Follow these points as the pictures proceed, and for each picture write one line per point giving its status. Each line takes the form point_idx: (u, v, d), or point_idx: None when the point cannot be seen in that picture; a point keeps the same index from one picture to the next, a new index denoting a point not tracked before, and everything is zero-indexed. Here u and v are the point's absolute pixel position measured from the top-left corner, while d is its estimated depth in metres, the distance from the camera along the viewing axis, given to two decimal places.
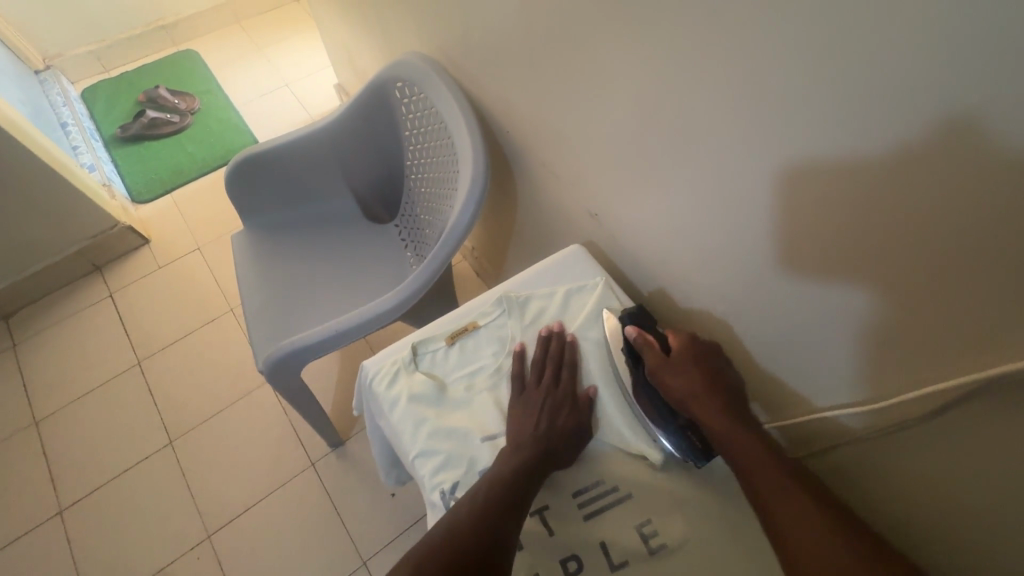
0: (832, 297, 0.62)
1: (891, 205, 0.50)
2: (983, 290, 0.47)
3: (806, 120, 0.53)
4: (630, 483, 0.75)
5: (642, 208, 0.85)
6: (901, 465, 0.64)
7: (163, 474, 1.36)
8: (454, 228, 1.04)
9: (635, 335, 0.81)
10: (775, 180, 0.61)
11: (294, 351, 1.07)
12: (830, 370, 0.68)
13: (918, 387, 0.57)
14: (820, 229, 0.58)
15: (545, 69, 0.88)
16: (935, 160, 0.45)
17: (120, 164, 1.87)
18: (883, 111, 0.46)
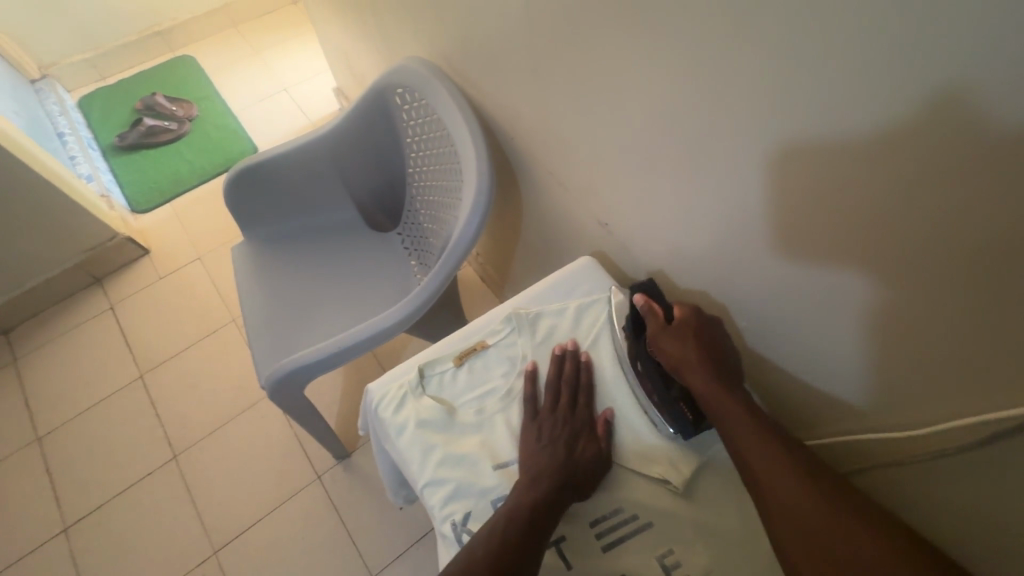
0: (901, 310, 0.48)
1: (981, 199, 0.38)
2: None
3: (864, 88, 0.40)
4: (656, 511, 0.56)
5: (646, 202, 0.73)
6: (961, 502, 0.52)
7: (168, 490, 1.33)
8: (458, 240, 0.88)
9: (643, 302, 0.62)
10: (825, 162, 0.47)
11: (290, 373, 0.90)
12: (919, 435, 0.53)
13: (1020, 431, 0.44)
14: (892, 221, 0.44)
15: (534, 46, 0.75)
16: (957, 148, 0.37)
17: (118, 173, 1.84)
18: (894, 88, 0.38)
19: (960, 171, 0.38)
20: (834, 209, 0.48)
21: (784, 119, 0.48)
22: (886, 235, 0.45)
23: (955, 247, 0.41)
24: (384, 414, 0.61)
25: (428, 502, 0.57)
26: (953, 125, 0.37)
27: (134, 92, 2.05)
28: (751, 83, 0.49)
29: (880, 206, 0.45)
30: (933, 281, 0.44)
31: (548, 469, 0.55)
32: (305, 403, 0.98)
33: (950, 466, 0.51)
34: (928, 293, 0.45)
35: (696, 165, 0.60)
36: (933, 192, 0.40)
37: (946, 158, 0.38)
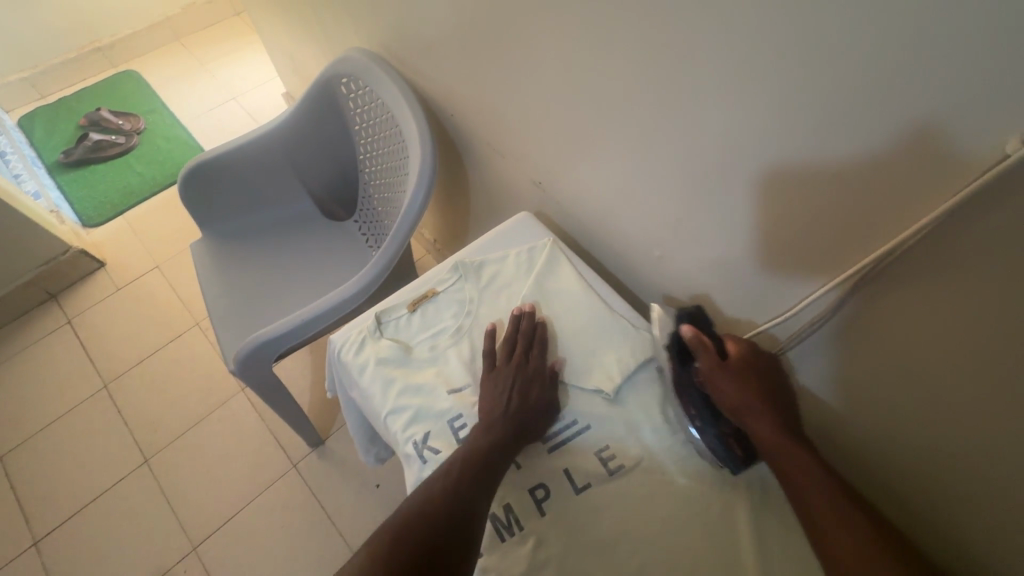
0: (771, 214, 0.58)
1: (808, 104, 0.48)
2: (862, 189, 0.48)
3: (721, 22, 0.50)
4: (593, 416, 0.65)
5: (576, 161, 0.82)
6: (841, 376, 0.63)
7: (142, 493, 1.34)
8: (409, 211, 0.95)
9: (692, 335, 0.62)
10: (700, 92, 0.56)
11: (259, 349, 0.95)
12: (801, 327, 0.63)
13: (866, 302, 0.55)
14: (756, 137, 0.54)
15: (467, 32, 0.83)
16: (791, 75, 0.47)
17: (66, 190, 1.82)
18: (748, 33, 0.48)
19: (794, 81, 0.48)
20: (713, 132, 0.58)
21: (668, 58, 0.57)
22: (753, 150, 0.55)
23: (798, 151, 0.51)
24: (345, 357, 0.67)
25: (391, 430, 0.64)
26: (782, 45, 0.46)
27: (77, 108, 2.03)
28: (640, 30, 0.58)
29: (745, 124, 0.54)
30: (789, 181, 0.54)
31: (502, 416, 0.60)
32: (275, 382, 1.03)
33: (822, 343, 0.62)
34: (787, 194, 0.55)
35: (609, 114, 0.70)
36: (775, 106, 0.50)
37: (780, 75, 0.48)
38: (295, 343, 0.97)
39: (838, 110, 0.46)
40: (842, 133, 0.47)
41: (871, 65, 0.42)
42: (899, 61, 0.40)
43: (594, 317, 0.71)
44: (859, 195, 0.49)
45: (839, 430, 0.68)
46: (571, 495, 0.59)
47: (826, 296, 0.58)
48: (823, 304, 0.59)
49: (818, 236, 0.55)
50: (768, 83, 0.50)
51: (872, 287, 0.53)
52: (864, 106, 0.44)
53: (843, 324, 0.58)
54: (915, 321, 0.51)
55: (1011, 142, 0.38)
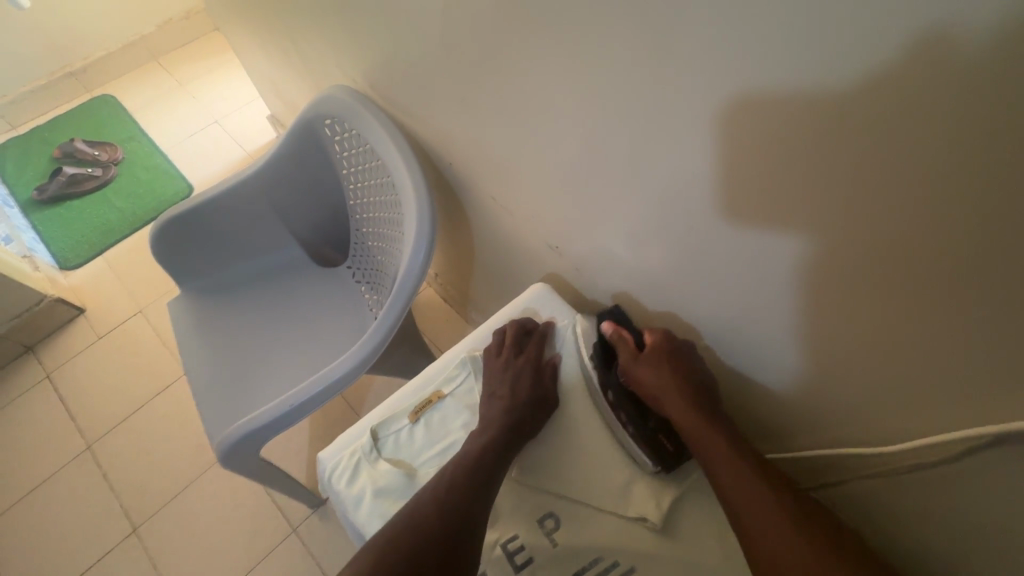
0: (866, 328, 0.47)
1: (947, 222, 0.36)
2: (1009, 322, 0.37)
3: (819, 108, 0.38)
4: (636, 555, 0.53)
5: (600, 224, 0.70)
6: (946, 510, 0.51)
7: (131, 567, 1.24)
8: (408, 274, 0.84)
9: (611, 330, 0.63)
10: (778, 184, 0.44)
11: (247, 436, 0.84)
12: (900, 461, 0.52)
13: (994, 444, 0.43)
14: (853, 240, 0.42)
15: (468, 79, 0.72)
16: (913, 182, 0.36)
17: (41, 229, 1.71)
18: (844, 123, 0.37)
19: (924, 190, 0.36)
20: (790, 226, 0.46)
21: (737, 138, 0.45)
22: (846, 256, 0.44)
23: (918, 270, 0.40)
24: (337, 487, 0.56)
25: None
26: (914, 145, 0.34)
27: (51, 139, 1.92)
28: (692, 101, 0.46)
29: (840, 225, 0.42)
30: (900, 303, 0.43)
31: (495, 414, 0.58)
32: (265, 465, 0.92)
33: (927, 484, 0.51)
34: (893, 311, 0.44)
35: (648, 185, 0.58)
36: (891, 215, 0.39)
37: (906, 183, 0.36)
38: (287, 426, 0.86)
39: (992, 234, 0.34)
40: (991, 260, 0.35)
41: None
42: None
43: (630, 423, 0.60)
44: (1008, 336, 0.38)
45: (932, 564, 0.56)
46: None
47: (944, 441, 0.46)
48: (938, 449, 0.47)
49: (935, 365, 0.44)
50: (881, 185, 0.38)
51: (1011, 448, 0.42)
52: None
53: (961, 474, 0.47)
54: None
55: None
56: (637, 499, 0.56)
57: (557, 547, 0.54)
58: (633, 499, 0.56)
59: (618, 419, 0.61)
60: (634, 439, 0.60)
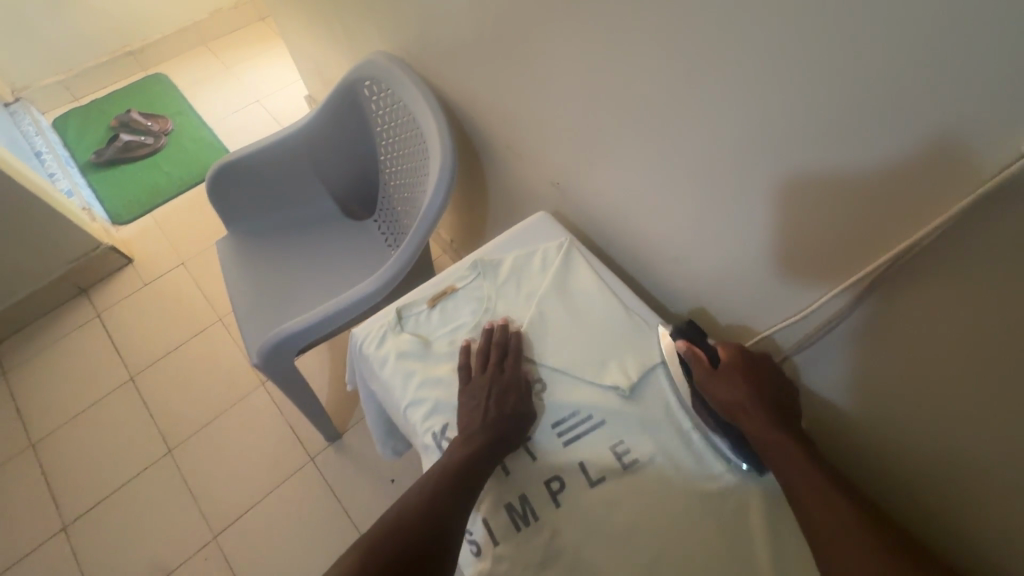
0: (797, 211, 0.60)
1: (837, 109, 0.49)
2: (877, 185, 0.50)
3: (756, 27, 0.51)
4: (606, 411, 0.66)
5: (596, 161, 0.84)
6: (849, 368, 0.64)
7: (165, 482, 1.38)
8: (427, 211, 0.97)
9: (686, 349, 0.67)
10: (730, 93, 0.58)
11: (283, 342, 0.98)
12: (815, 328, 0.65)
13: (870, 293, 0.57)
14: (786, 133, 0.55)
15: (492, 38, 0.86)
16: (815, 79, 0.49)
17: (97, 188, 1.89)
18: (770, 38, 0.51)
19: (830, 78, 0.48)
20: (742, 131, 0.59)
21: (703, 58, 0.58)
22: (782, 149, 0.57)
23: (828, 150, 0.52)
24: (367, 349, 0.70)
25: (411, 421, 0.67)
26: (816, 50, 0.48)
27: (108, 110, 2.11)
28: (665, 36, 0.60)
29: (776, 120, 0.55)
30: (816, 186, 0.56)
31: (476, 431, 0.61)
32: (296, 374, 1.06)
33: (836, 343, 0.64)
34: (815, 191, 0.56)
35: (636, 115, 0.71)
36: (804, 110, 0.52)
37: (813, 81, 0.50)
38: (318, 337, 1.00)
39: (868, 108, 0.47)
40: (870, 132, 0.48)
41: (888, 69, 0.44)
42: (917, 62, 0.42)
43: (607, 315, 0.72)
44: (879, 198, 0.51)
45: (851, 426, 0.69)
46: (584, 487, 0.61)
47: (837, 297, 0.60)
48: (835, 306, 0.61)
49: (838, 238, 0.57)
50: (802, 80, 0.50)
51: (884, 289, 0.55)
52: (885, 106, 0.46)
53: (855, 326, 0.61)
54: (913, 309, 0.53)
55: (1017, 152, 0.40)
56: (613, 372, 0.68)
57: (541, 403, 0.67)
58: (608, 372, 0.68)
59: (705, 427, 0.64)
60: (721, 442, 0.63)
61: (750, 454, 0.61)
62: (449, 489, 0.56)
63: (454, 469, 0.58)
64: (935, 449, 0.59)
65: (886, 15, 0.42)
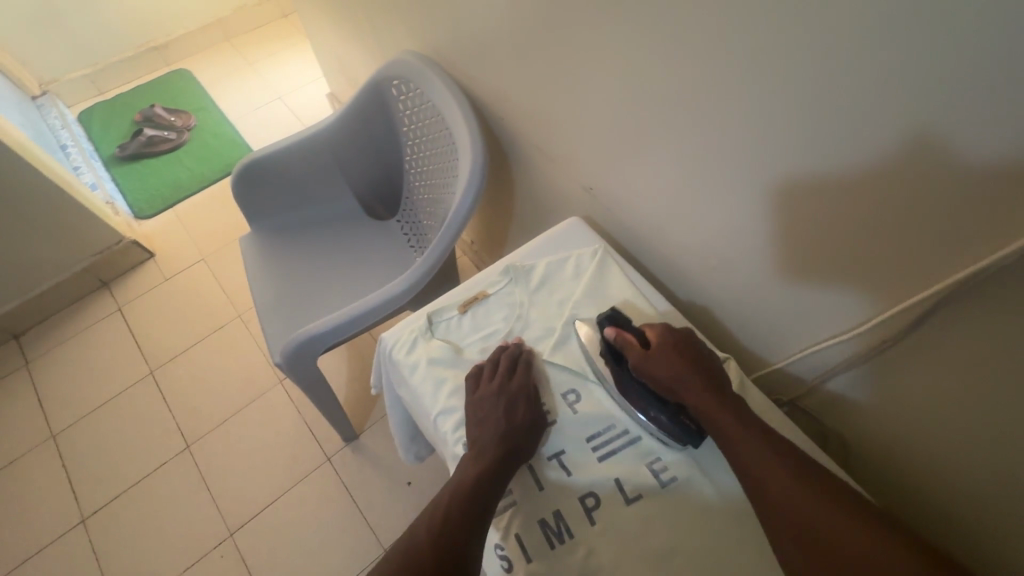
0: (849, 226, 0.57)
1: (901, 123, 0.46)
2: (946, 204, 0.47)
3: (812, 35, 0.49)
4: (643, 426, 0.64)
5: (630, 167, 0.81)
6: (906, 387, 0.62)
7: (182, 478, 1.38)
8: (455, 213, 0.95)
9: (614, 334, 0.65)
10: (780, 102, 0.55)
11: (306, 343, 0.97)
12: (867, 344, 0.63)
13: (933, 312, 0.54)
14: (841, 143, 0.52)
15: (524, 39, 0.84)
16: (876, 91, 0.47)
17: (120, 182, 1.90)
18: (828, 46, 0.48)
19: (896, 87, 0.45)
20: (791, 140, 0.56)
21: (751, 62, 0.55)
22: (834, 160, 0.54)
23: (888, 160, 0.49)
24: (397, 355, 0.69)
25: (441, 430, 0.65)
26: (880, 59, 0.45)
27: (132, 105, 2.13)
28: (712, 41, 0.58)
29: (831, 129, 0.52)
30: (872, 198, 0.53)
31: (489, 442, 0.59)
32: (317, 375, 1.05)
33: (892, 360, 0.62)
34: (870, 204, 0.53)
35: (675, 121, 0.69)
36: (863, 122, 0.49)
37: (874, 93, 0.47)
38: (340, 338, 0.98)
39: (938, 122, 0.44)
40: (938, 147, 0.45)
41: (961, 82, 0.41)
42: (995, 75, 0.39)
43: (644, 325, 0.70)
44: (945, 216, 0.48)
45: (904, 446, 0.67)
46: (621, 504, 0.59)
47: (895, 317, 0.57)
48: (891, 325, 0.58)
49: (897, 256, 0.54)
50: (862, 88, 0.48)
51: (950, 309, 0.53)
52: (956, 121, 0.43)
53: (914, 346, 0.58)
54: (982, 330, 0.51)
55: None
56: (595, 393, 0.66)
57: (576, 415, 0.65)
58: (587, 390, 0.66)
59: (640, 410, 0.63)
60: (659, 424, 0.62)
61: (693, 428, 0.61)
62: (467, 503, 0.55)
63: (469, 483, 0.56)
64: (996, 469, 0.57)
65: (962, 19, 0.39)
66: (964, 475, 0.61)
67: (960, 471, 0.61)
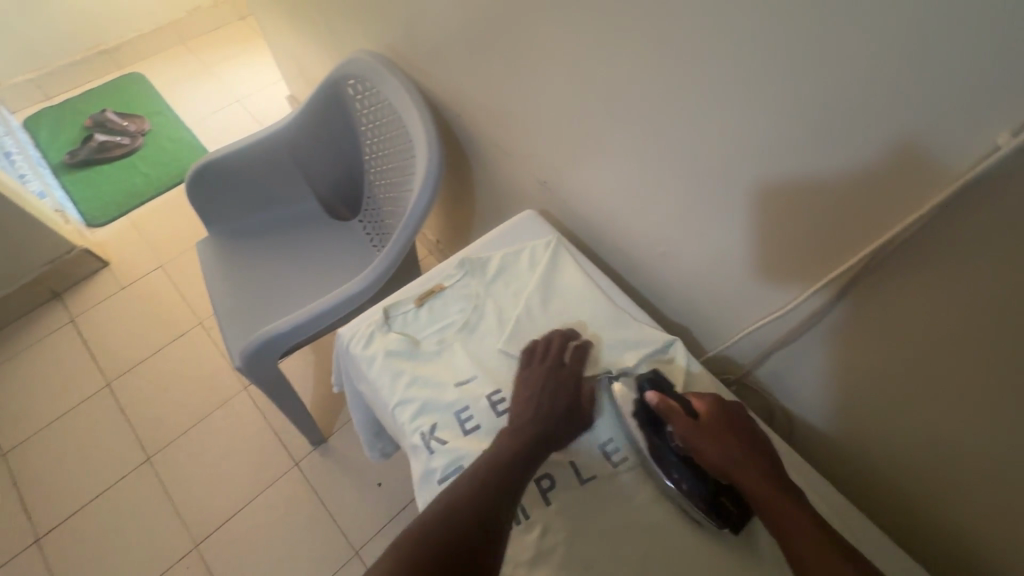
0: (779, 205, 0.61)
1: (820, 108, 0.50)
2: (859, 182, 0.52)
3: (738, 26, 0.52)
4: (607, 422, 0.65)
5: (582, 160, 0.84)
6: (837, 359, 0.66)
7: (145, 491, 1.34)
8: (414, 210, 0.96)
9: (658, 400, 0.62)
10: (713, 92, 0.59)
11: (266, 344, 0.96)
12: (803, 318, 0.67)
13: (854, 284, 0.59)
14: (774, 123, 0.55)
15: (477, 37, 0.86)
16: (796, 79, 0.51)
17: (71, 190, 1.83)
18: (752, 38, 0.52)
19: (812, 74, 0.49)
20: (729, 123, 0.59)
21: (688, 50, 0.58)
22: (769, 141, 0.57)
23: (817, 138, 0.52)
24: (354, 350, 0.69)
25: (398, 421, 0.65)
26: (799, 47, 0.49)
27: (82, 109, 2.06)
28: (650, 35, 0.61)
29: (760, 114, 0.56)
30: (802, 177, 0.56)
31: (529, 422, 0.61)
32: (280, 376, 1.04)
33: (822, 333, 0.66)
34: (802, 182, 0.57)
35: (621, 112, 0.71)
36: (787, 107, 0.53)
37: (795, 79, 0.51)
38: (302, 338, 0.98)
39: (848, 104, 0.48)
40: (850, 127, 0.49)
41: (867, 67, 0.45)
42: (895, 59, 0.43)
43: (597, 312, 0.72)
44: (858, 193, 0.52)
45: (840, 413, 0.71)
46: (575, 485, 0.61)
47: (821, 291, 0.62)
48: (819, 299, 0.63)
49: (821, 233, 0.58)
50: (789, 69, 0.51)
51: (866, 281, 0.57)
52: (864, 103, 0.47)
53: (840, 318, 0.63)
54: (893, 300, 0.56)
55: (1003, 135, 0.41)
56: None
57: None
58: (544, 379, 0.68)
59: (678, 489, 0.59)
60: (693, 504, 0.58)
61: (734, 513, 0.58)
62: (501, 476, 0.56)
63: (505, 457, 0.58)
64: (921, 426, 0.62)
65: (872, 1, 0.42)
66: (894, 436, 0.66)
67: (891, 432, 0.66)
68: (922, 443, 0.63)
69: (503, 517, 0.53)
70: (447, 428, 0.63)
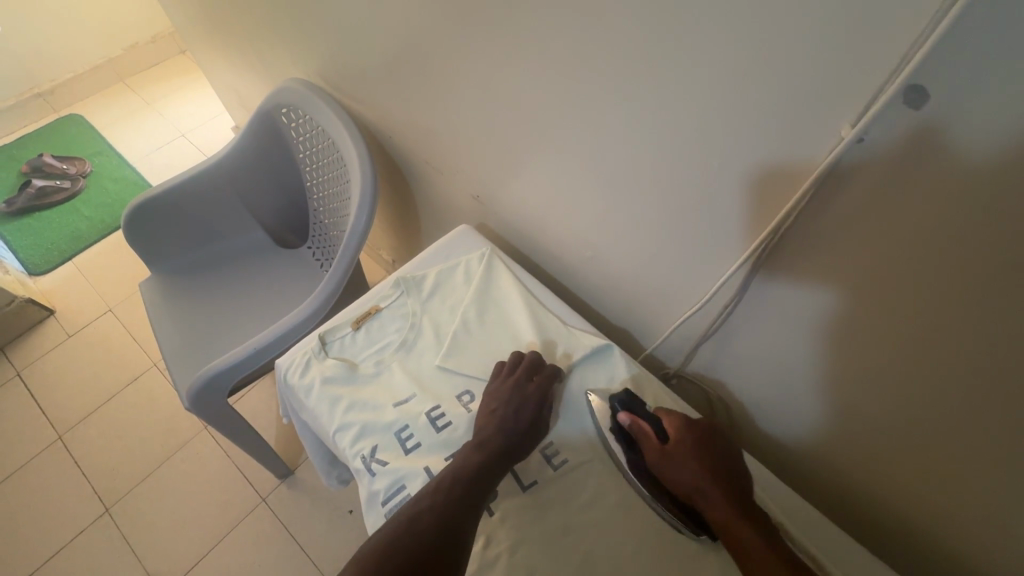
0: (682, 202, 0.63)
1: (698, 110, 0.53)
2: (744, 176, 0.55)
3: (620, 38, 0.55)
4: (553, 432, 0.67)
5: (508, 172, 0.86)
6: (754, 345, 0.69)
7: (105, 543, 1.29)
8: (353, 231, 0.96)
9: (630, 421, 0.63)
10: (610, 99, 0.61)
11: (213, 380, 0.94)
12: (720, 308, 0.69)
13: (754, 274, 0.62)
14: (664, 125, 0.58)
15: (396, 59, 0.88)
16: (677, 84, 0.53)
17: (10, 240, 1.77)
18: (632, 48, 0.55)
19: (685, 79, 0.52)
20: (626, 128, 0.62)
21: (582, 61, 0.61)
22: (663, 143, 0.59)
23: (702, 136, 0.55)
24: (292, 379, 0.69)
25: (340, 446, 0.65)
26: (672, 55, 0.52)
27: (19, 156, 2.00)
28: (548, 48, 0.63)
29: (652, 118, 0.59)
30: (694, 176, 0.59)
31: (495, 439, 0.61)
32: (230, 411, 1.02)
33: (739, 322, 0.69)
34: (698, 180, 0.59)
35: (535, 123, 0.74)
36: (671, 109, 0.56)
37: (674, 84, 0.54)
38: (250, 370, 0.96)
39: (721, 104, 0.51)
40: (727, 125, 0.52)
41: (729, 69, 0.48)
42: (751, 60, 0.46)
43: (534, 318, 0.74)
44: (744, 186, 0.55)
45: (768, 397, 0.74)
46: (517, 492, 0.62)
47: (728, 282, 0.65)
48: (728, 289, 0.66)
49: (720, 226, 0.61)
50: (669, 72, 0.53)
51: (763, 270, 0.60)
52: (733, 104, 0.50)
53: (749, 306, 0.66)
54: (787, 284, 0.59)
55: (845, 127, 0.44)
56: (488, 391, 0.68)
57: (470, 412, 0.66)
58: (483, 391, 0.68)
59: (653, 499, 0.60)
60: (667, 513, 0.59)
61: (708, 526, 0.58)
62: (465, 491, 0.56)
63: (470, 473, 0.58)
64: (834, 402, 0.64)
65: (723, 6, 0.45)
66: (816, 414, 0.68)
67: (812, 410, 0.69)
68: (837, 419, 0.66)
69: (469, 522, 0.54)
70: (389, 448, 0.63)
